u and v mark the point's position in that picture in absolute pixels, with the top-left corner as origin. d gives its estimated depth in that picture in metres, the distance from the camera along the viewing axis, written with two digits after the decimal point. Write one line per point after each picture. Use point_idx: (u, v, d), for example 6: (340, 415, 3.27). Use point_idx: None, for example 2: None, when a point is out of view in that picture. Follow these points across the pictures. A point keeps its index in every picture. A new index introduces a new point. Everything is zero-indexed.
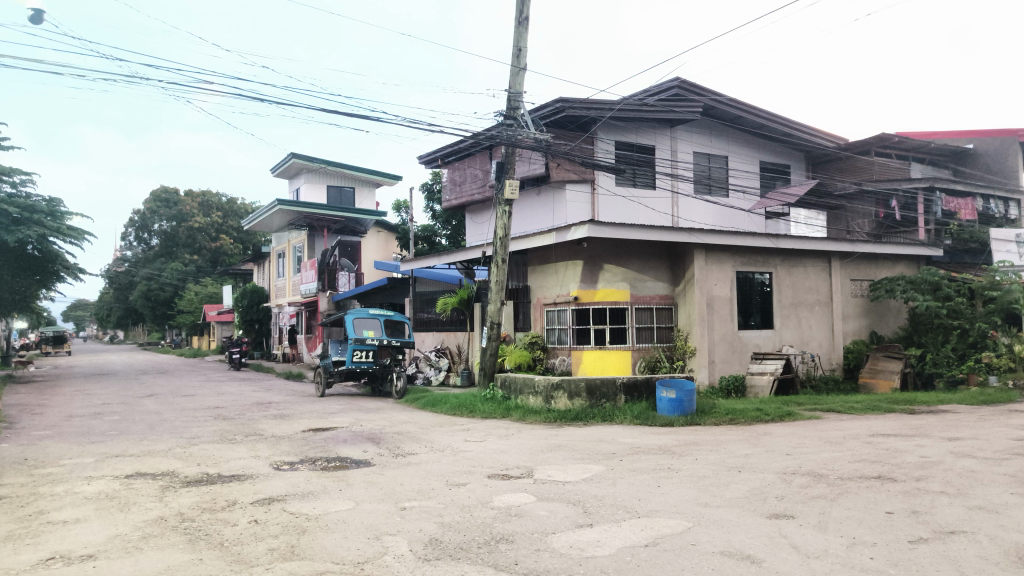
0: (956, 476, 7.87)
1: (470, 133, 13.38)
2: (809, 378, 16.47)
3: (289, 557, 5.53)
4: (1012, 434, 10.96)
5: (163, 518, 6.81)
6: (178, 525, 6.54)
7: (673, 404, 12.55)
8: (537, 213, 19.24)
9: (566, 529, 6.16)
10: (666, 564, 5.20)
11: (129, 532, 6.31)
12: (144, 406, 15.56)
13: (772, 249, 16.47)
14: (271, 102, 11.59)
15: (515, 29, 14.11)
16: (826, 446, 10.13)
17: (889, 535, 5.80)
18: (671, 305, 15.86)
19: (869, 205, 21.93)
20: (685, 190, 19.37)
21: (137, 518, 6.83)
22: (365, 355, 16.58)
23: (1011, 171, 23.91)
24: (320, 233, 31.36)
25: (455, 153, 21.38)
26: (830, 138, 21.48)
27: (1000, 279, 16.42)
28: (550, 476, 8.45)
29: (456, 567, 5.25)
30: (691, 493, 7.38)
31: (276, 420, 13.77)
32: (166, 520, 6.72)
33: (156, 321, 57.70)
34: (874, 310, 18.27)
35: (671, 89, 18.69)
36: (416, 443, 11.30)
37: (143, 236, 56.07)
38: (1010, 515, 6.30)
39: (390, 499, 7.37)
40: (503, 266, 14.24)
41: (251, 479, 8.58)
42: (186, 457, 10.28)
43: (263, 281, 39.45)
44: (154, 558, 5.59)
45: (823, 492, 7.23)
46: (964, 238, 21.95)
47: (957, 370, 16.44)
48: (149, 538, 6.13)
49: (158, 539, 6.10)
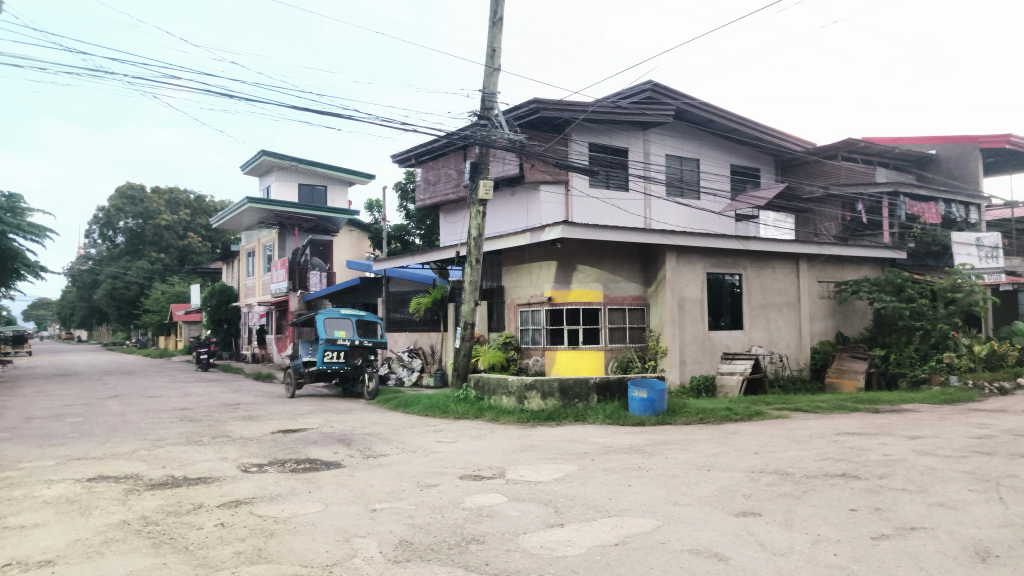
0: (918, 474, 8.01)
1: (444, 133, 13.31)
2: (777, 378, 16.76)
3: (255, 560, 5.41)
4: (972, 433, 11.23)
5: (125, 522, 6.63)
6: (141, 529, 6.38)
7: (644, 403, 12.65)
8: (511, 214, 19.25)
9: (538, 530, 6.14)
10: (635, 564, 5.17)
11: (89, 537, 6.14)
12: (108, 407, 15.27)
13: (742, 251, 16.72)
14: (239, 98, 11.44)
15: (488, 30, 14.08)
16: (793, 445, 10.31)
17: (852, 531, 5.82)
18: (643, 305, 16.01)
19: (835, 209, 22.51)
20: (657, 192, 19.58)
21: (98, 523, 6.64)
22: (336, 355, 16.46)
23: (970, 178, 24.70)
24: (291, 232, 30.87)
25: (429, 153, 21.31)
26: (800, 142, 21.98)
27: (962, 282, 16.95)
28: (522, 476, 8.45)
29: (427, 569, 5.17)
30: (661, 492, 7.42)
31: (243, 422, 13.55)
32: (127, 524, 6.55)
33: (122, 320, 56.42)
34: (840, 311, 18.68)
35: (643, 91, 19.23)
36: (387, 444, 11.21)
37: (108, 233, 54.40)
38: (968, 510, 6.37)
39: (360, 501, 7.29)
40: (476, 266, 14.24)
41: (216, 482, 8.40)
42: (150, 459, 10.04)
43: (233, 280, 38.88)
44: (114, 563, 5.43)
45: (790, 491, 7.29)
46: (926, 241, 22.56)
47: (920, 370, 16.91)
48: (110, 543, 5.96)
49: (120, 544, 5.93)
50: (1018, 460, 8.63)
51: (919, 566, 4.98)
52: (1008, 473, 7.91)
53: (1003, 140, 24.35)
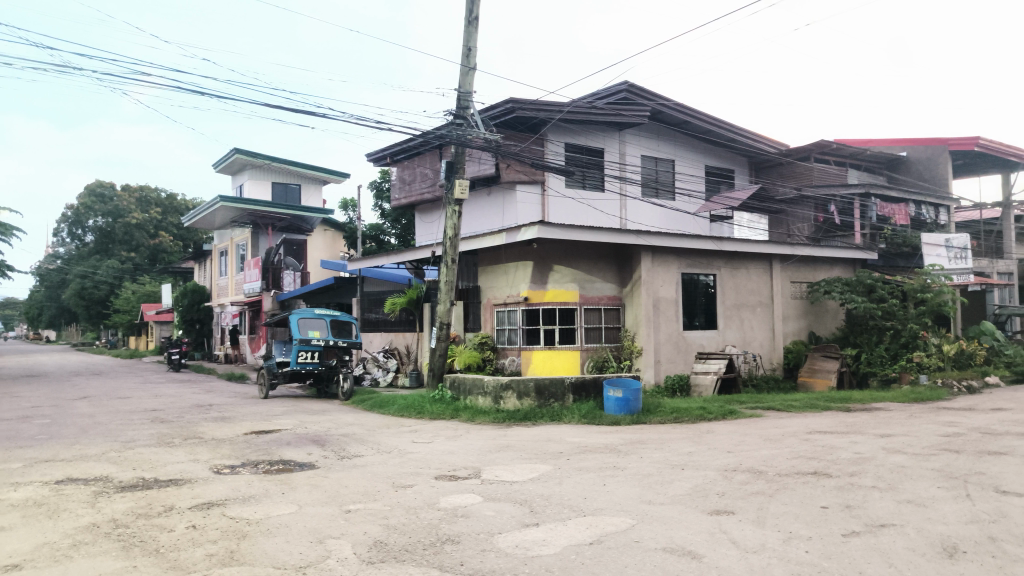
0: (888, 471, 8.12)
1: (419, 133, 13.24)
2: (751, 377, 16.88)
3: (227, 562, 5.35)
4: (940, 431, 11.40)
5: (94, 525, 6.52)
6: (111, 531, 6.29)
7: (619, 403, 12.70)
8: (487, 214, 19.22)
9: (513, 529, 6.13)
10: (610, 562, 5.18)
11: (57, 541, 6.02)
12: (77, 409, 15.02)
13: (716, 251, 16.85)
14: (211, 96, 11.33)
15: (464, 29, 14.05)
16: (766, 443, 10.39)
17: (823, 529, 5.88)
18: (618, 305, 16.07)
19: (808, 210, 22.83)
20: (633, 192, 19.65)
21: (66, 526, 6.51)
22: (310, 356, 16.34)
23: (940, 179, 25.27)
24: (264, 231, 30.60)
25: (404, 152, 21.23)
26: (774, 144, 22.32)
27: (931, 282, 17.27)
28: (497, 477, 8.43)
29: (401, 569, 5.15)
30: (635, 491, 7.46)
31: (216, 423, 13.40)
32: (96, 528, 6.43)
33: (91, 320, 55.54)
34: (813, 311, 18.91)
35: (619, 92, 19.33)
36: (362, 444, 11.14)
37: (76, 232, 53.50)
38: (937, 508, 6.45)
39: (334, 502, 7.23)
40: (452, 266, 14.20)
41: (188, 484, 8.29)
42: (121, 461, 9.90)
43: (205, 280, 38.46)
44: (83, 567, 5.33)
45: (762, 489, 7.36)
46: (896, 242, 22.70)
47: (890, 369, 17.18)
48: (79, 546, 5.86)
49: (88, 548, 5.82)
50: (985, 458, 8.76)
51: (888, 562, 5.04)
52: (976, 470, 8.02)
53: (971, 142, 24.84)
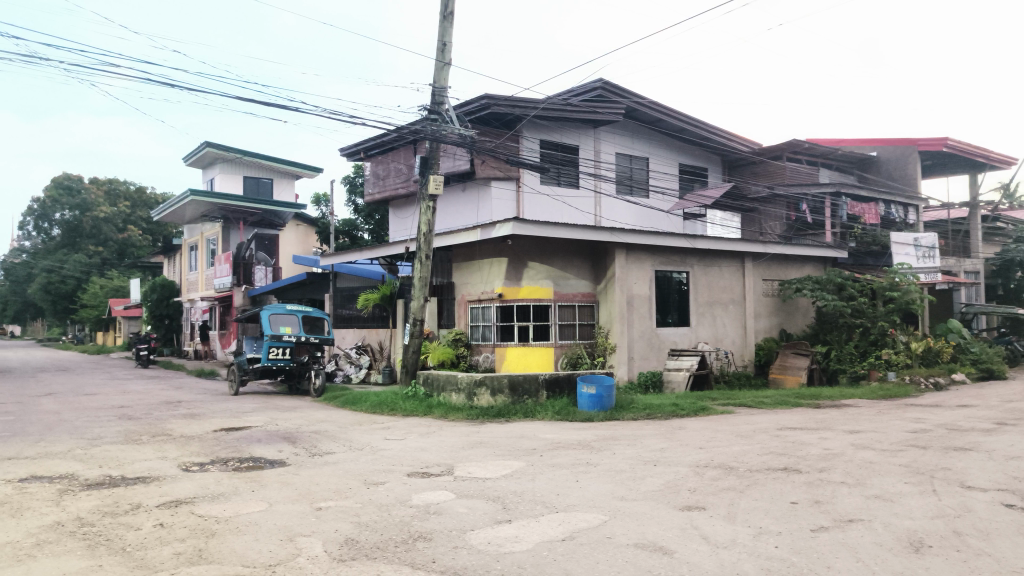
0: (856, 467, 8.22)
1: (393, 127, 13.14)
2: (722, 373, 16.99)
3: (196, 561, 5.26)
4: (907, 427, 11.58)
5: (59, 524, 6.37)
6: (75, 530, 6.15)
7: (593, 399, 12.72)
8: (462, 211, 19.13)
9: (485, 527, 6.10)
10: (582, 558, 5.18)
11: (20, 540, 5.88)
12: (41, 406, 14.70)
13: (689, 249, 16.94)
14: (182, 87, 11.23)
15: (439, 24, 13.97)
16: (737, 440, 10.47)
17: (793, 524, 5.92)
18: (592, 302, 16.12)
19: (780, 208, 23.06)
20: (607, 190, 19.72)
21: (29, 525, 6.36)
22: (281, 352, 16.18)
23: (909, 178, 25.59)
24: (235, 226, 30.26)
25: (379, 147, 21.08)
26: (746, 142, 22.48)
27: (899, 280, 17.52)
28: (470, 473, 8.40)
29: (372, 567, 5.09)
30: (608, 487, 7.48)
31: (184, 420, 13.19)
32: (61, 526, 6.30)
33: (57, 315, 54.55)
34: (783, 309, 19.11)
35: (595, 89, 19.39)
36: (333, 442, 11.03)
37: (42, 226, 52.50)
38: (904, 503, 6.54)
39: (305, 500, 7.15)
40: (426, 262, 14.14)
41: (156, 482, 8.15)
42: (87, 458, 9.72)
43: (175, 275, 37.98)
44: (47, 566, 5.21)
45: (733, 484, 7.42)
46: (867, 241, 23.08)
47: (859, 366, 17.35)
48: (42, 545, 5.72)
49: (52, 547, 5.69)
50: (951, 454, 8.91)
51: (856, 557, 5.10)
52: (942, 466, 8.15)
53: (940, 142, 25.25)
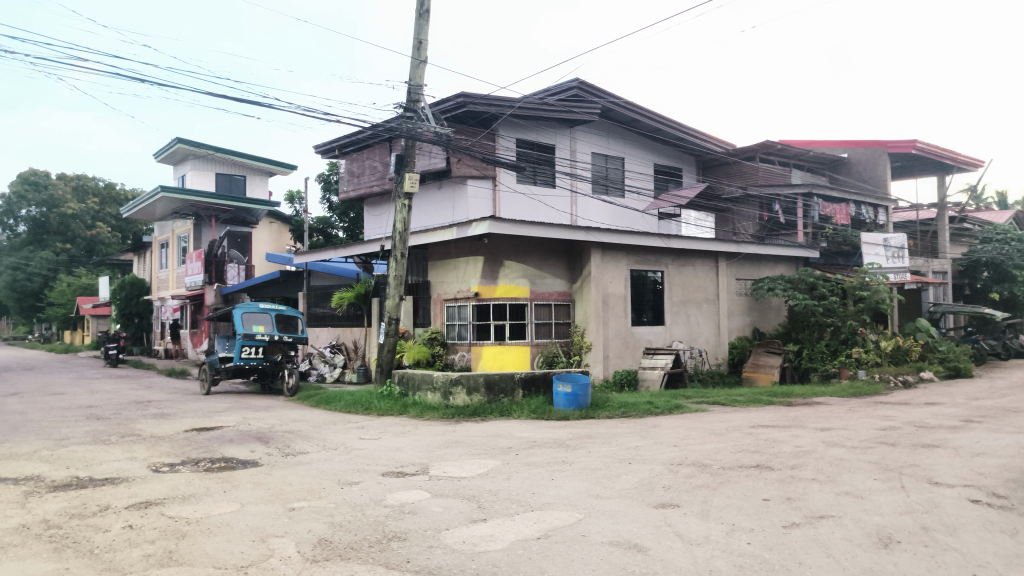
0: (828, 464, 8.31)
1: (368, 124, 13.06)
2: (696, 372, 17.29)
3: (166, 563, 5.18)
4: (877, 424, 11.74)
5: (24, 527, 6.25)
6: (41, 533, 6.03)
7: (568, 398, 12.75)
8: (437, 209, 19.06)
9: (460, 526, 6.07)
10: (556, 556, 5.19)
11: None
12: (6, 406, 14.39)
13: (663, 248, 17.05)
14: (152, 83, 11.10)
15: (415, 22, 13.91)
16: (710, 437, 10.56)
17: (765, 521, 5.98)
18: (568, 301, 16.15)
19: (753, 208, 23.32)
20: (583, 190, 19.76)
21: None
22: (254, 351, 16.03)
23: (879, 181, 26.01)
24: (207, 224, 29.94)
25: (354, 144, 20.96)
26: (720, 143, 22.73)
27: (869, 280, 17.72)
28: (445, 473, 8.36)
29: (345, 567, 5.05)
30: (583, 485, 7.50)
31: (155, 420, 12.98)
32: (26, 529, 6.17)
33: (23, 313, 53.40)
34: (756, 308, 19.33)
35: (571, 89, 19.40)
36: (306, 442, 10.92)
37: (8, 222, 51.38)
38: (874, 499, 6.62)
39: (277, 500, 7.08)
40: (401, 260, 14.06)
41: (125, 483, 8.02)
42: (54, 460, 9.52)
43: (145, 272, 37.48)
44: (11, 570, 5.10)
45: (707, 482, 7.46)
46: (838, 241, 23.44)
47: (830, 364, 17.54)
48: (7, 548, 5.60)
49: (17, 550, 5.58)
50: (920, 451, 9.03)
51: (827, 553, 5.15)
52: (910, 462, 8.28)
53: (909, 146, 25.73)
